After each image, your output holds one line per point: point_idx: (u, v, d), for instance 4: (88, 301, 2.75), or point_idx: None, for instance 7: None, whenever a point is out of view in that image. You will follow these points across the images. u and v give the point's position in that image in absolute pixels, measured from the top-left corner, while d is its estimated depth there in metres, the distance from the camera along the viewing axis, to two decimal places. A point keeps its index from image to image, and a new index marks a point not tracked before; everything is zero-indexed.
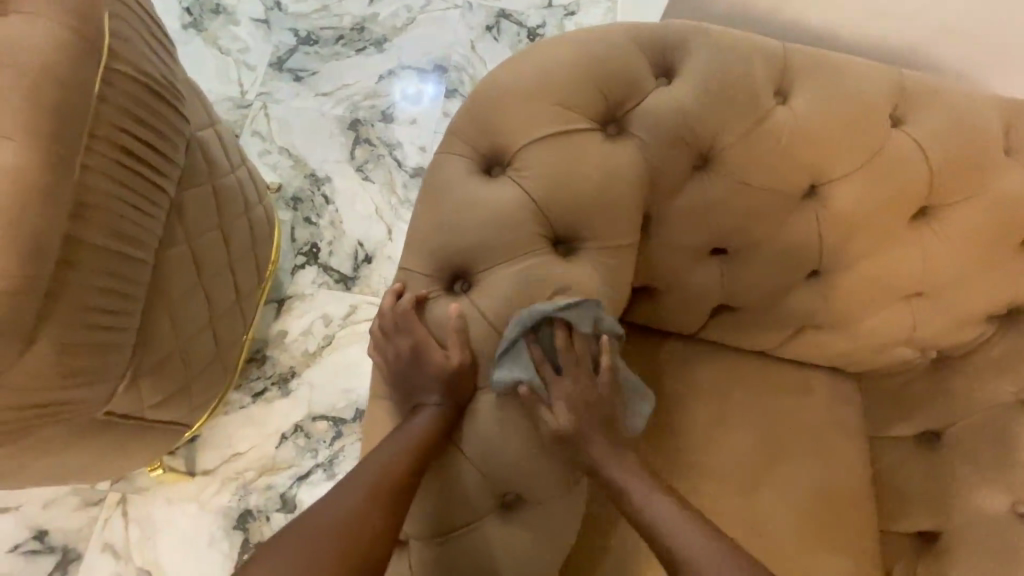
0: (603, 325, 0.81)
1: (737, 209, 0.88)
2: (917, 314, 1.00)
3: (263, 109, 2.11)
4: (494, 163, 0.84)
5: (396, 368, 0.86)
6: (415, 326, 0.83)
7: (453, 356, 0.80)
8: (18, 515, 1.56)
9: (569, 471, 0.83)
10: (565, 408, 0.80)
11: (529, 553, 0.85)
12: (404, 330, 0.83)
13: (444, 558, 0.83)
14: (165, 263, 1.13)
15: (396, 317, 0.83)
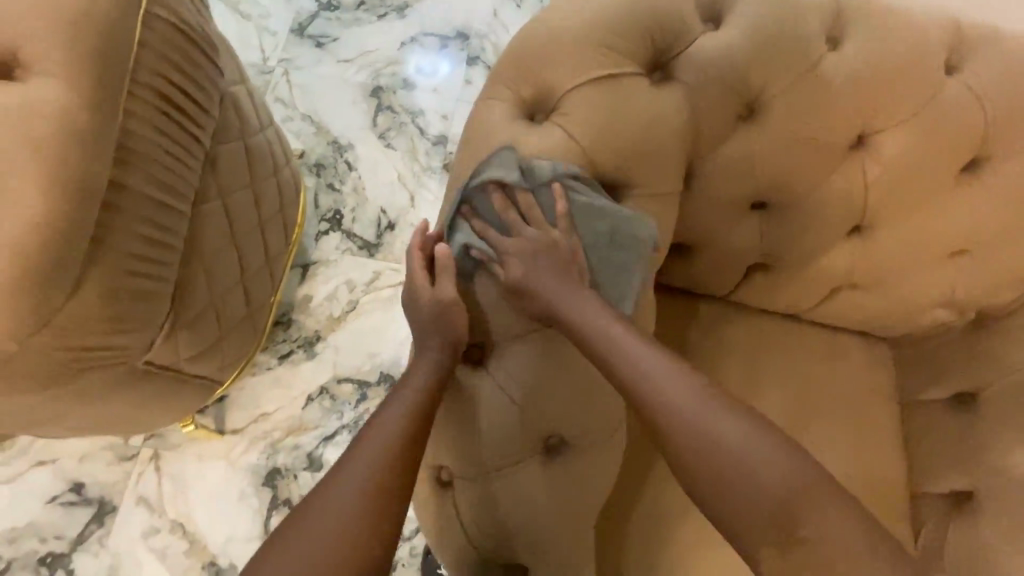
0: (532, 172, 0.79)
1: (782, 160, 0.87)
2: (959, 274, 0.99)
3: (285, 76, 2.10)
4: (535, 110, 0.83)
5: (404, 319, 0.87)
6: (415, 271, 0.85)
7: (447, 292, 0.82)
8: (56, 468, 1.61)
9: (608, 419, 0.85)
10: (520, 268, 0.81)
11: (573, 496, 0.84)
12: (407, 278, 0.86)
13: (489, 497, 0.82)
14: (202, 218, 1.14)
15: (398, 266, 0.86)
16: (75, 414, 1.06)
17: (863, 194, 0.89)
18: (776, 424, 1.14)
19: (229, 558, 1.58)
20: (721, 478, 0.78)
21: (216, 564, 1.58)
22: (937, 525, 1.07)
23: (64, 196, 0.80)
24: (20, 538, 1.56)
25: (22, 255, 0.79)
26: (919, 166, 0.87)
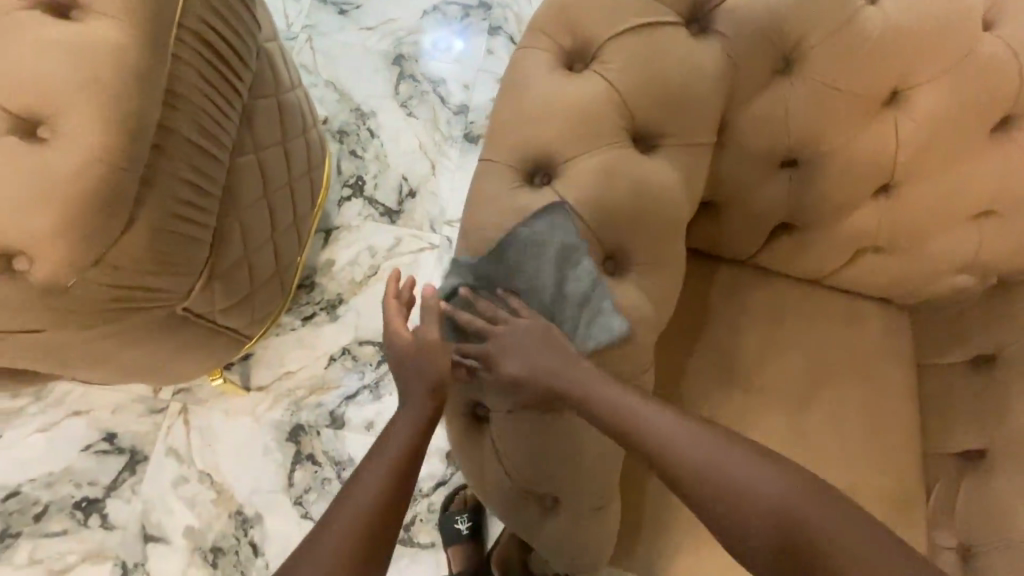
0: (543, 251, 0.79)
1: (814, 114, 0.88)
2: (984, 235, 1.00)
3: (308, 42, 2.10)
4: (574, 59, 0.84)
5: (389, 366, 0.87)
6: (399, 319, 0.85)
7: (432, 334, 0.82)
8: (90, 418, 1.67)
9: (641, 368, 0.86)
10: (511, 362, 0.78)
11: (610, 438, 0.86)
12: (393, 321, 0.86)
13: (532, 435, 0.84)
14: (238, 170, 1.17)
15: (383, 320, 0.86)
16: (118, 356, 1.11)
17: (894, 151, 0.91)
18: (794, 384, 1.17)
19: (255, 508, 1.65)
20: (748, 527, 0.74)
21: (242, 513, 1.64)
22: (950, 483, 1.10)
23: (119, 134, 0.83)
24: (56, 483, 1.62)
25: (80, 192, 0.82)
26: (952, 123, 0.88)
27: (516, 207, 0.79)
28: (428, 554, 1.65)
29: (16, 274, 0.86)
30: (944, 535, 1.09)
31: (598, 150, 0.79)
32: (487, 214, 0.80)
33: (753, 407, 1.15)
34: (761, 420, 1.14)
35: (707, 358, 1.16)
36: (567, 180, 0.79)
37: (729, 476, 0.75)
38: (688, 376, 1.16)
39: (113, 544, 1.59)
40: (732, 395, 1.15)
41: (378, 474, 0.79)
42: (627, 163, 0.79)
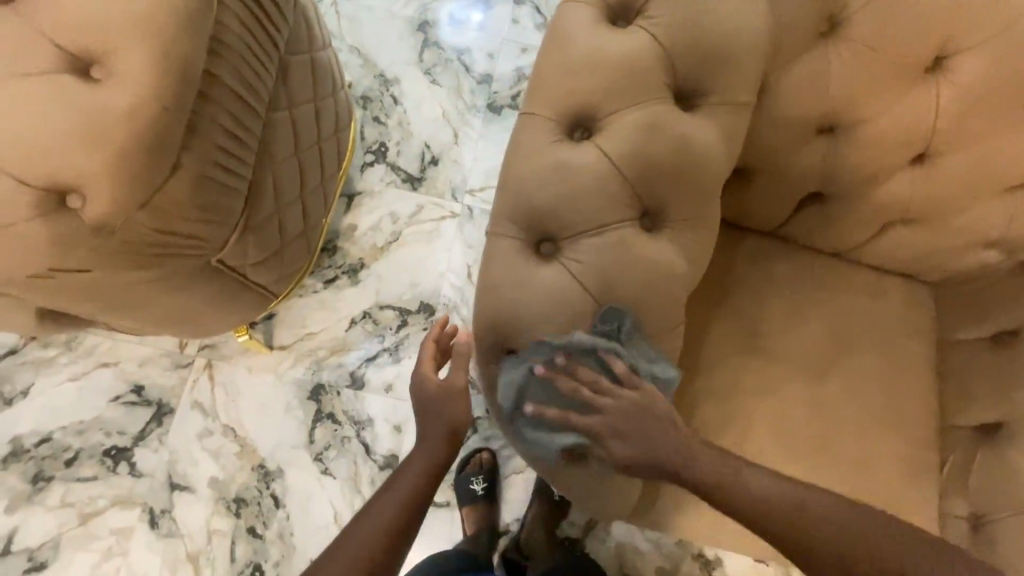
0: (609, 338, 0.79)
1: (855, 78, 0.88)
2: (1016, 208, 1.00)
3: (333, 6, 2.09)
4: (620, 14, 0.84)
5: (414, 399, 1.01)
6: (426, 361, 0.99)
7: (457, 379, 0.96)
8: (118, 369, 1.72)
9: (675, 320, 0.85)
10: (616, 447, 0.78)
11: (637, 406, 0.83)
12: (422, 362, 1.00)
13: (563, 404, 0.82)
14: (272, 125, 1.19)
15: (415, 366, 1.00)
16: (156, 302, 1.14)
17: (934, 117, 0.90)
18: (814, 354, 1.18)
19: (277, 463, 1.70)
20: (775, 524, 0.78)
21: (264, 467, 1.69)
22: (964, 456, 1.11)
23: (167, 77, 0.85)
24: (86, 431, 1.68)
25: (129, 133, 0.84)
26: (996, 90, 0.87)
27: (557, 160, 0.80)
28: (442, 512, 1.70)
29: (66, 211, 0.88)
30: (955, 505, 1.11)
31: (638, 105, 0.80)
32: (527, 167, 0.82)
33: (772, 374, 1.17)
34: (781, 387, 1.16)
35: (730, 325, 1.18)
36: (609, 135, 0.80)
37: (742, 496, 0.79)
38: (710, 342, 1.18)
39: (141, 491, 1.65)
40: (754, 362, 1.17)
41: (392, 507, 0.91)
42: (670, 119, 0.80)
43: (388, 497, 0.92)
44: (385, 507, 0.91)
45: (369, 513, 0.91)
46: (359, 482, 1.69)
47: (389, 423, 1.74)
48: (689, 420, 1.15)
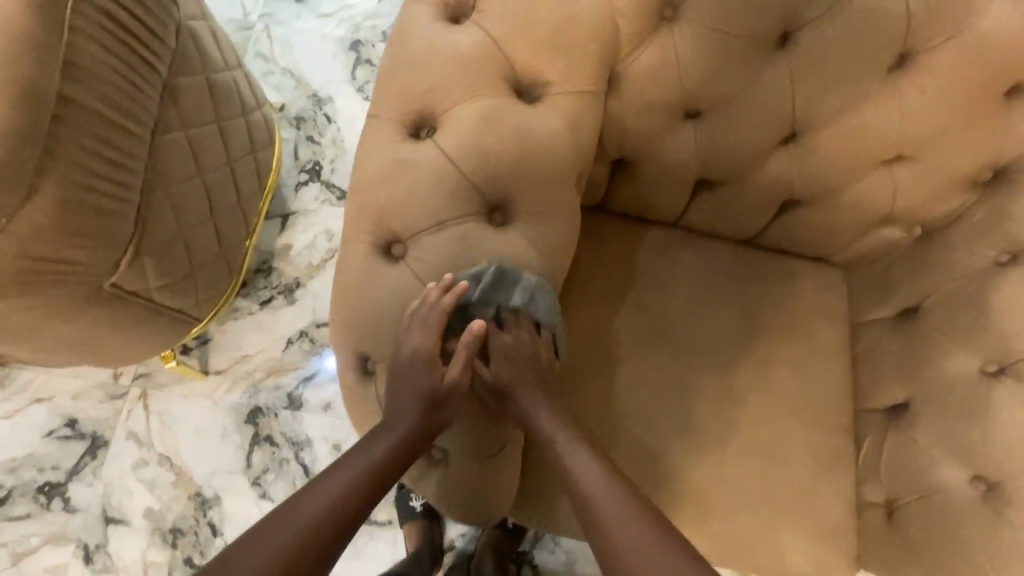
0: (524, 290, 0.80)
1: (703, 61, 0.87)
2: (897, 181, 0.97)
3: (266, 31, 2.11)
4: (456, 10, 0.83)
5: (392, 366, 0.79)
6: (432, 334, 0.77)
7: (453, 371, 0.80)
8: (52, 404, 1.70)
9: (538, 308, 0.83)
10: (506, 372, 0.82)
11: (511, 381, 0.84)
12: (419, 324, 0.77)
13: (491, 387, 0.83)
14: (163, 146, 1.18)
15: (397, 347, 0.79)
16: (48, 333, 1.13)
17: (791, 93, 0.89)
18: (723, 343, 1.15)
19: (213, 490, 1.66)
20: None
21: (201, 495, 1.66)
22: (878, 440, 1.08)
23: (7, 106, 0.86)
24: (19, 468, 1.66)
25: None
26: (847, 61, 0.85)
27: (397, 159, 0.79)
28: (384, 530, 1.64)
29: None
30: (871, 491, 1.06)
31: (477, 98, 0.78)
32: (367, 169, 0.80)
33: (683, 366, 1.13)
34: (689, 381, 1.13)
35: (635, 319, 1.15)
36: (446, 131, 0.78)
37: None
38: (616, 338, 1.14)
39: (75, 527, 1.62)
40: (661, 356, 1.14)
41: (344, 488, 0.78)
42: (506, 111, 0.79)
43: (306, 508, 0.76)
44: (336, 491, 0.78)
45: (280, 522, 0.75)
46: None
47: (328, 442, 1.71)
48: (598, 420, 1.10)
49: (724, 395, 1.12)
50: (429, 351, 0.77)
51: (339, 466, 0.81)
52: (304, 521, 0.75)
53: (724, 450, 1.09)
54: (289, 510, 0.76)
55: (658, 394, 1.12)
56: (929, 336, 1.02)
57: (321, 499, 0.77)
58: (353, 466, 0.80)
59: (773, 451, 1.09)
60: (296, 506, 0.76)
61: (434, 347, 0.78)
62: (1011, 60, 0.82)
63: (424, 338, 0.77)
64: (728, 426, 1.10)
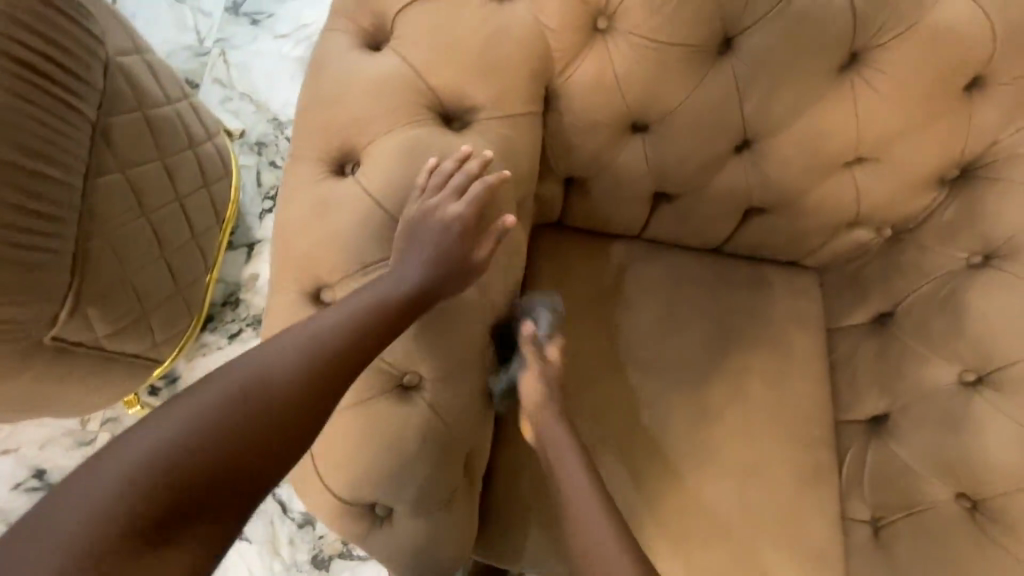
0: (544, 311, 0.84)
1: (642, 73, 0.81)
2: (861, 184, 0.92)
3: (222, 56, 2.05)
4: (375, 37, 0.78)
5: (409, 230, 0.72)
6: (467, 202, 0.72)
7: (483, 249, 0.74)
8: (18, 456, 1.64)
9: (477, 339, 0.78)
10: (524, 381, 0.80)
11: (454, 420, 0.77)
12: (445, 187, 0.72)
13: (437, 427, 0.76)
14: (97, 189, 1.13)
15: (422, 210, 0.71)
16: None
17: (739, 100, 0.84)
18: (694, 359, 1.09)
19: None
20: None
21: None
22: (860, 453, 1.03)
23: None
24: None
25: None
26: (795, 64, 0.80)
27: (319, 201, 0.74)
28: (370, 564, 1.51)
29: None
30: (856, 508, 1.01)
31: (399, 131, 0.74)
32: (289, 211, 0.75)
33: (653, 387, 1.07)
34: (663, 402, 1.07)
35: (603, 340, 1.09)
36: (368, 167, 0.74)
37: None
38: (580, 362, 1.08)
39: None
40: (631, 377, 1.08)
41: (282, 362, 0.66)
42: (432, 142, 0.74)
43: (264, 370, 0.65)
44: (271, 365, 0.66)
45: (231, 377, 0.64)
46: (277, 545, 1.46)
47: None
48: None
49: (699, 415, 1.06)
50: (465, 225, 0.72)
51: (277, 337, 0.68)
52: (259, 377, 0.64)
53: (701, 474, 1.03)
54: (242, 368, 0.65)
55: (629, 418, 1.05)
56: (905, 342, 0.98)
57: (284, 362, 0.66)
58: (304, 336, 0.68)
59: (752, 472, 1.03)
60: (256, 361, 0.65)
61: (468, 221, 0.73)
62: (962, 55, 0.79)
63: (456, 204, 0.72)
64: (706, 448, 1.05)
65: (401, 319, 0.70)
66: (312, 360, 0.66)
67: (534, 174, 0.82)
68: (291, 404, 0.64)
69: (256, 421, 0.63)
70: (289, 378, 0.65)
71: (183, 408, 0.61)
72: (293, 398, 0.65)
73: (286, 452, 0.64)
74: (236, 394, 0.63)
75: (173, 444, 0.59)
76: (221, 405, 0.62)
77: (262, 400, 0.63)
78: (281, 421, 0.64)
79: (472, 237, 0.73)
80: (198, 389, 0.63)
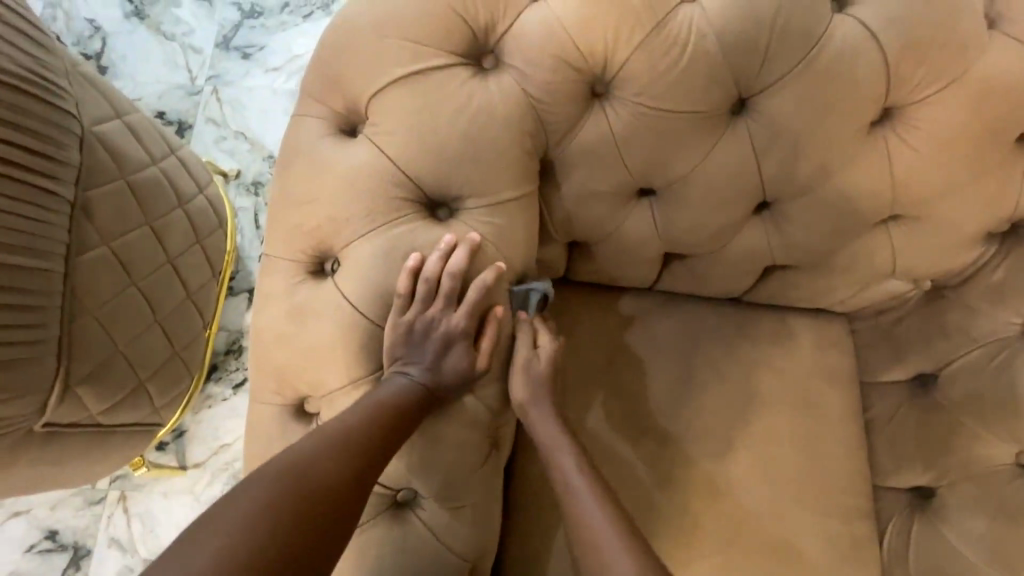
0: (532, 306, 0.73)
1: (647, 141, 0.74)
2: (896, 243, 0.84)
3: (215, 94, 1.78)
4: (348, 119, 0.72)
5: (403, 341, 0.67)
6: (463, 310, 0.67)
7: (483, 355, 0.68)
8: (29, 517, 1.59)
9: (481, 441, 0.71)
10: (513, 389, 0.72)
11: (462, 543, 0.70)
12: (435, 295, 0.66)
13: (436, 554, 0.68)
14: (81, 268, 1.07)
15: (415, 319, 0.66)
16: None
17: (756, 164, 0.76)
18: (718, 426, 0.97)
19: None
20: None
21: None
22: (903, 526, 0.94)
23: None
24: None
25: None
26: (821, 125, 0.72)
27: (294, 307, 0.68)
28: None
29: None
30: None
31: (381, 230, 0.67)
32: (264, 320, 0.69)
33: (673, 462, 0.95)
34: (687, 477, 0.95)
35: (616, 409, 0.97)
36: (348, 270, 0.67)
37: None
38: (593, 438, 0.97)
39: None
40: (648, 449, 0.96)
41: (310, 465, 0.60)
42: (417, 239, 0.67)
43: (293, 471, 0.60)
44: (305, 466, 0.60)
45: (262, 481, 0.59)
46: None
47: None
48: None
49: (726, 488, 0.95)
50: (462, 332, 0.67)
51: (308, 437, 0.63)
52: (295, 476, 0.59)
53: (733, 558, 0.92)
54: (272, 469, 0.60)
55: (645, 497, 0.93)
56: (951, 413, 0.92)
57: (313, 462, 0.61)
58: (329, 436, 0.63)
59: (785, 552, 0.92)
60: (284, 462, 0.60)
61: (466, 326, 0.68)
62: (1009, 112, 0.72)
63: (451, 314, 0.67)
64: (737, 526, 0.93)
65: (416, 420, 0.65)
66: (338, 463, 0.61)
67: (530, 256, 0.74)
68: (321, 511, 0.58)
69: (291, 530, 0.56)
70: (318, 481, 0.60)
71: (216, 522, 0.56)
72: (322, 505, 0.59)
73: (319, 567, 0.57)
74: (269, 498, 0.57)
75: (209, 566, 0.52)
76: (255, 515, 0.56)
77: (294, 505, 0.57)
78: (312, 531, 0.57)
79: (471, 344, 0.68)
80: (230, 498, 0.58)
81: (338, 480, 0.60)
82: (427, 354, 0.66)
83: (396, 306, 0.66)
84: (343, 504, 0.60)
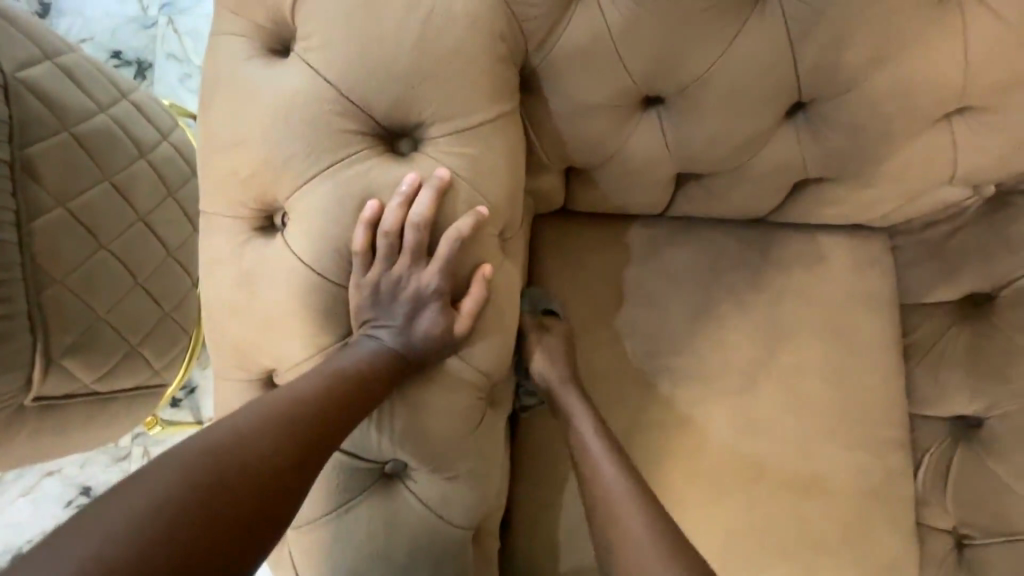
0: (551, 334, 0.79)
1: (652, 33, 0.59)
2: (960, 140, 0.70)
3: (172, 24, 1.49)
4: (279, 36, 0.58)
5: (368, 305, 0.58)
6: (436, 269, 0.57)
7: (464, 320, 0.59)
8: (61, 476, 1.30)
9: (470, 401, 0.62)
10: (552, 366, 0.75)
11: (454, 508, 0.64)
12: (402, 255, 0.57)
13: (427, 524, 0.63)
14: (35, 237, 0.82)
15: (380, 276, 0.57)
16: None
17: (790, 55, 0.61)
18: (744, 361, 0.87)
19: None
20: None
21: None
22: (942, 455, 0.87)
23: None
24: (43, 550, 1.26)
25: None
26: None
27: (243, 270, 0.59)
28: None
29: None
30: (935, 516, 0.86)
31: (332, 169, 0.56)
32: (213, 287, 0.60)
33: (693, 402, 0.86)
34: (708, 417, 0.86)
35: (628, 354, 0.87)
36: (296, 221, 0.57)
37: None
38: (610, 377, 0.86)
39: None
40: (663, 393, 0.86)
41: (259, 442, 0.50)
42: (375, 181, 0.56)
43: (218, 453, 0.48)
44: (251, 438, 0.50)
45: (171, 464, 0.46)
46: None
47: None
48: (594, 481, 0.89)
49: (751, 427, 0.86)
50: (436, 291, 0.58)
51: (255, 406, 0.53)
52: (241, 451, 0.49)
53: (763, 495, 0.84)
54: (188, 451, 0.48)
55: (662, 443, 0.85)
56: (1008, 334, 0.81)
57: (244, 440, 0.50)
58: (281, 410, 0.53)
59: (813, 489, 0.85)
60: (203, 439, 0.49)
61: (439, 284, 0.58)
62: None
63: (425, 271, 0.58)
64: (765, 464, 0.85)
65: (383, 390, 0.57)
66: (289, 438, 0.52)
67: (515, 191, 0.62)
68: (263, 497, 0.48)
69: (208, 527, 0.45)
70: (249, 464, 0.49)
71: (101, 521, 0.42)
72: (264, 485, 0.49)
73: (258, 554, 0.47)
74: (187, 486, 0.46)
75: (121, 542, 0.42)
76: (155, 509, 0.43)
77: (212, 494, 0.46)
78: (235, 527, 0.46)
79: (447, 304, 0.58)
80: (129, 490, 0.45)
81: (291, 460, 0.51)
82: (397, 317, 0.58)
83: (356, 263, 0.57)
84: (296, 483, 0.51)
